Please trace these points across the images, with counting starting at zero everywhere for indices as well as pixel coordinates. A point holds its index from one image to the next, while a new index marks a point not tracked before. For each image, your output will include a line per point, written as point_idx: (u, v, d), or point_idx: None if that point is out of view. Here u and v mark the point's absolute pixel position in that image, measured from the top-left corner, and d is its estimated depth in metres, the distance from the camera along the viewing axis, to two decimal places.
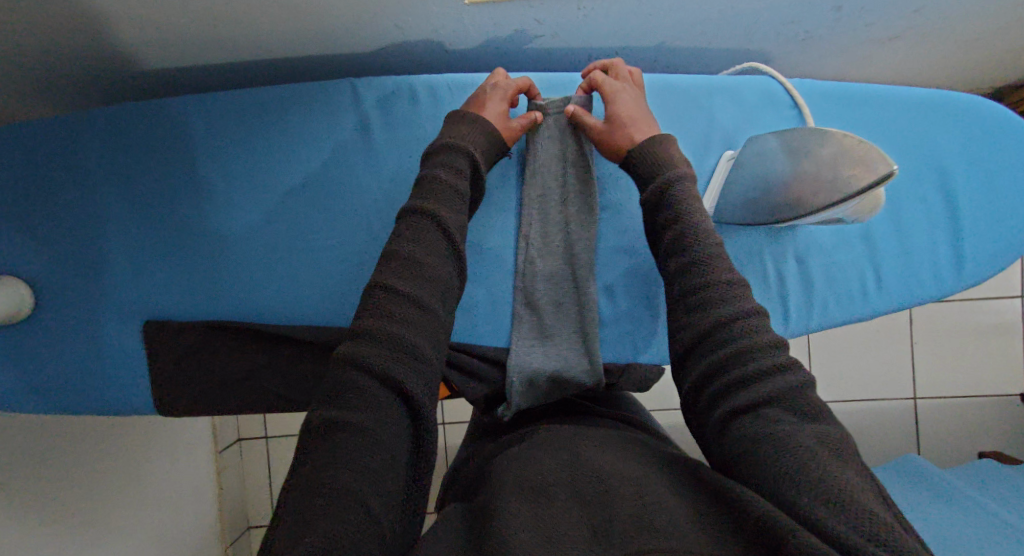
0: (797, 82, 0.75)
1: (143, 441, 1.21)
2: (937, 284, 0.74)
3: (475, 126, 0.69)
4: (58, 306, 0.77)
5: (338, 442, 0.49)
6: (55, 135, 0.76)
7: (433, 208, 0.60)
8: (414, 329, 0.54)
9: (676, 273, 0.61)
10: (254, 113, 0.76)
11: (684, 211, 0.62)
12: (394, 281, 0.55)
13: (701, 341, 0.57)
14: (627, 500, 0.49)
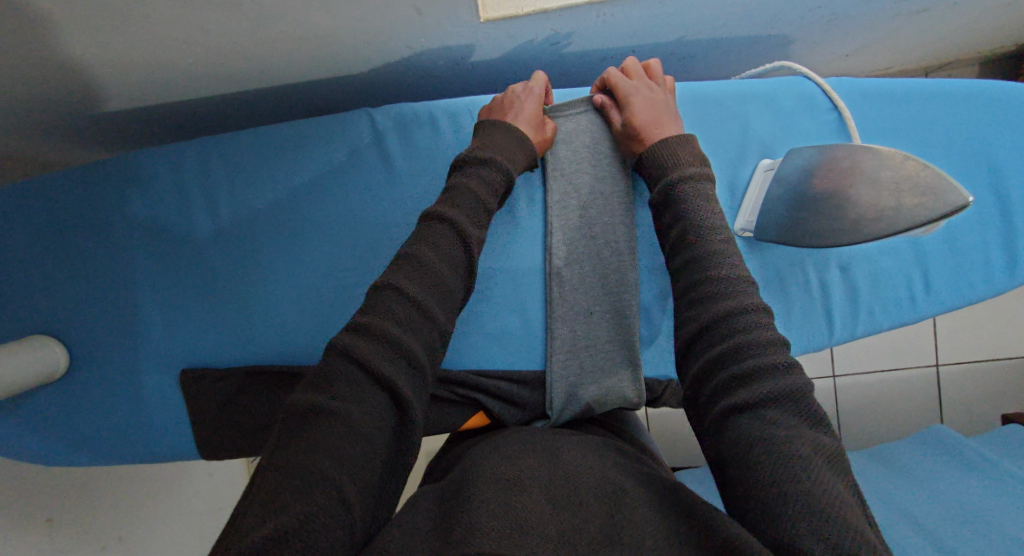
0: (836, 82, 0.72)
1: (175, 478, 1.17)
2: (989, 285, 0.73)
3: (512, 138, 0.68)
4: (90, 361, 0.76)
5: (321, 427, 0.48)
6: (70, 187, 0.74)
7: (459, 220, 0.60)
8: (413, 333, 0.53)
9: (678, 270, 0.60)
10: (271, 151, 0.74)
11: (689, 209, 0.61)
12: (404, 283, 0.55)
13: (701, 334, 0.55)
14: (599, 516, 0.48)
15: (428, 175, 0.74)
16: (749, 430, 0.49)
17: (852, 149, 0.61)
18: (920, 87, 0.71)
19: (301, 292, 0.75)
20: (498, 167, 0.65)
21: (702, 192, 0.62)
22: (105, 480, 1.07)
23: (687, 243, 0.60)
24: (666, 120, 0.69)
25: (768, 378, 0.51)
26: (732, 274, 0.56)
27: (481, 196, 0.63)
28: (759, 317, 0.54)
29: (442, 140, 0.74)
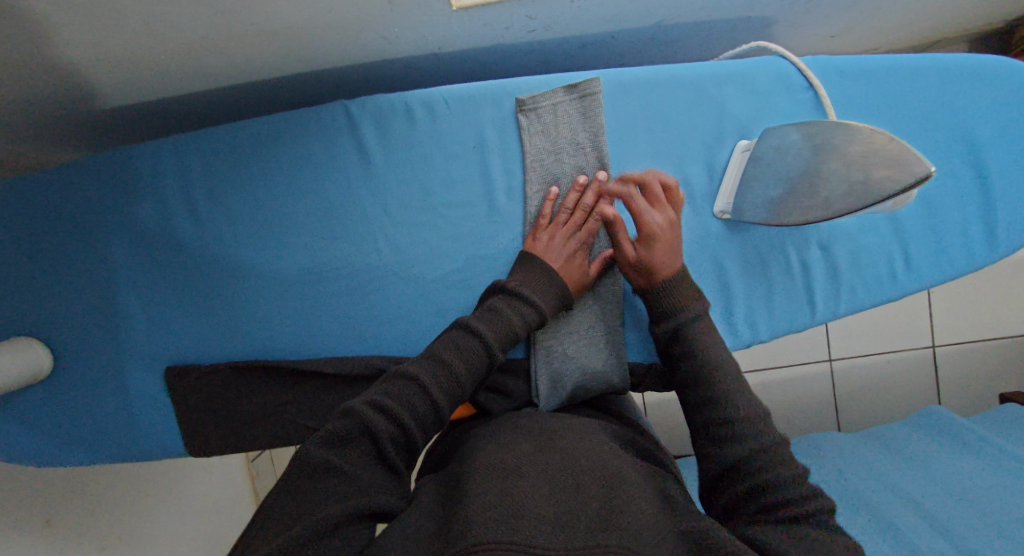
0: (811, 60, 0.72)
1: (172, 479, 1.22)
2: (969, 259, 0.73)
3: (544, 276, 0.69)
4: (74, 361, 0.76)
5: (324, 483, 0.51)
6: (48, 186, 0.74)
7: (485, 331, 0.61)
8: (423, 429, 0.56)
9: (692, 404, 0.59)
10: (245, 145, 0.73)
11: (696, 337, 0.61)
12: (427, 380, 0.57)
13: (723, 471, 0.55)
14: (598, 499, 0.49)
15: (405, 168, 0.74)
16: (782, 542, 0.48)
17: (823, 128, 0.63)
18: (895, 62, 0.71)
19: (285, 288, 0.75)
20: (535, 301, 0.66)
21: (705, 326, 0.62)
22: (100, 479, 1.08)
23: (698, 380, 0.59)
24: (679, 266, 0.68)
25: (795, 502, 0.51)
26: (745, 403, 0.56)
27: (511, 318, 0.64)
28: (760, 426, 0.55)
29: (418, 130, 0.73)
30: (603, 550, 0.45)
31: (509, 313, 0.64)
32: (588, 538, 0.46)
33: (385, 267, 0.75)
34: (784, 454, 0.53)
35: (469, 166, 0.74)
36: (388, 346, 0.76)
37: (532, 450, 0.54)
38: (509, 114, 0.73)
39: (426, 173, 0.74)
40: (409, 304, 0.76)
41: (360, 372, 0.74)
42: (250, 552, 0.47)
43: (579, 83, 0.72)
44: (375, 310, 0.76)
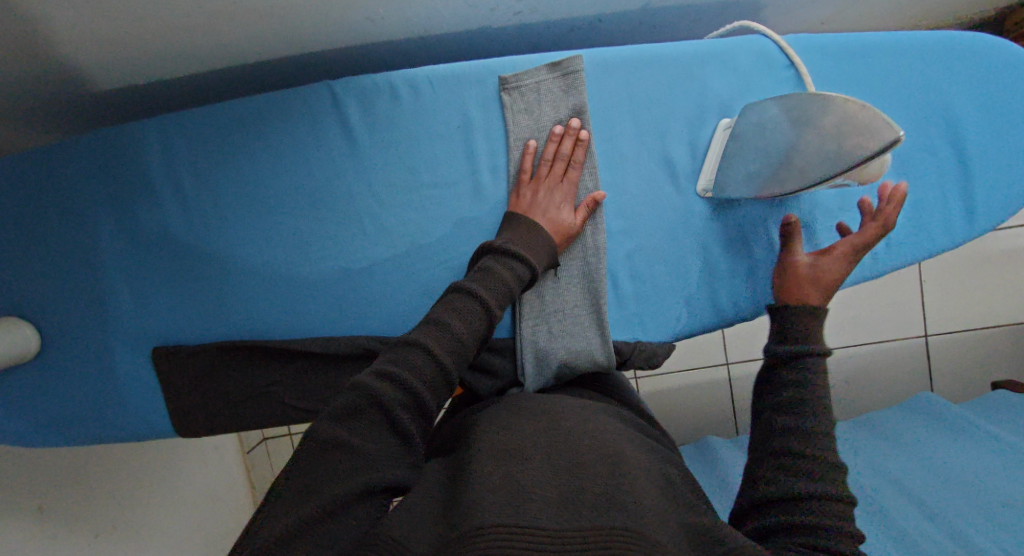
0: (793, 39, 0.72)
1: (158, 463, 1.25)
2: (949, 235, 0.74)
3: (532, 234, 0.68)
4: (62, 341, 0.76)
5: (331, 460, 0.50)
6: (35, 168, 0.74)
7: (483, 296, 0.60)
8: (431, 396, 0.55)
9: (775, 429, 0.53)
10: (231, 127, 0.74)
11: (805, 365, 0.56)
12: (429, 346, 0.55)
13: (788, 504, 0.49)
14: (603, 476, 0.49)
15: (390, 148, 0.74)
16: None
17: (800, 102, 0.63)
18: (875, 40, 0.71)
19: (272, 268, 0.76)
20: (527, 261, 0.65)
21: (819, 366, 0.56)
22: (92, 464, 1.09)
23: (793, 413, 0.53)
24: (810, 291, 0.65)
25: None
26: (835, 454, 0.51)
27: (507, 283, 0.62)
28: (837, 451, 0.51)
29: (402, 110, 0.74)
30: (608, 531, 0.44)
31: (502, 272, 0.63)
32: (594, 519, 0.45)
33: (371, 247, 0.76)
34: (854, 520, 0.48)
35: (454, 145, 0.74)
36: (375, 325, 0.77)
37: (537, 434, 0.54)
38: (492, 93, 0.74)
39: (411, 153, 0.74)
40: (396, 283, 0.76)
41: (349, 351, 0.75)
42: (256, 530, 0.47)
43: (562, 61, 0.72)
44: (362, 291, 0.76)
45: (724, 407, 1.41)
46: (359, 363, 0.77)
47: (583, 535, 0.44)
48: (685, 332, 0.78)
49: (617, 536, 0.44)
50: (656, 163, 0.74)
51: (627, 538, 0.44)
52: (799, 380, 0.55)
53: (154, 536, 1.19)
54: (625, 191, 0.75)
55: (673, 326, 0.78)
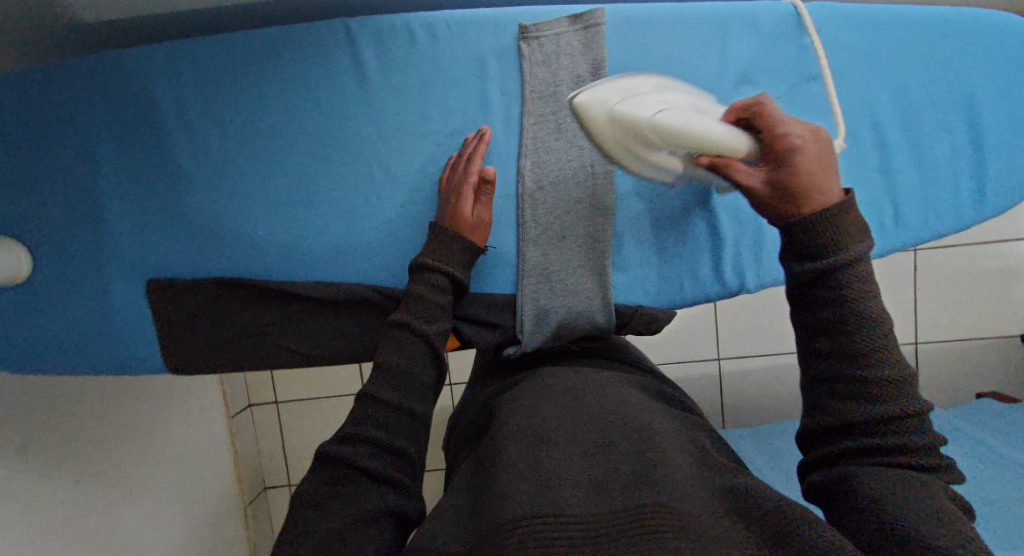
0: (817, 6, 0.72)
1: (138, 415, 1.23)
2: (959, 217, 0.75)
3: (452, 240, 0.68)
4: (56, 266, 0.75)
5: (327, 510, 0.53)
6: (37, 85, 0.72)
7: (414, 324, 0.62)
8: (396, 429, 0.57)
9: (827, 353, 0.51)
10: (242, 58, 0.72)
11: (839, 278, 0.50)
12: (376, 390, 0.58)
13: (855, 428, 0.49)
14: (632, 456, 0.51)
15: (404, 91, 0.73)
16: (917, 498, 0.45)
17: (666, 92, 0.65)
18: (898, 15, 0.73)
19: (275, 206, 0.75)
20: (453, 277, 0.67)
21: (862, 273, 0.51)
22: (75, 408, 1.07)
23: (842, 338, 0.50)
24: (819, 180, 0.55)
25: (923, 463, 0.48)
26: (895, 369, 0.49)
27: (438, 305, 0.65)
28: (892, 359, 0.49)
29: (418, 53, 0.73)
30: (641, 507, 0.46)
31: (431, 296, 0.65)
32: (625, 500, 0.47)
33: (377, 193, 0.75)
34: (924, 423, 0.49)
35: (468, 93, 0.73)
36: (375, 272, 0.76)
37: (560, 413, 0.56)
38: (511, 42, 0.73)
39: (425, 100, 0.73)
40: (400, 230, 0.75)
41: (348, 295, 0.75)
42: None
43: (584, 14, 0.72)
44: (366, 236, 0.75)
45: (712, 395, 1.41)
46: (358, 310, 0.76)
47: (614, 517, 0.46)
48: (686, 302, 0.78)
49: (651, 513, 0.45)
50: None
51: (661, 513, 0.45)
52: (838, 295, 0.50)
53: (133, 484, 1.19)
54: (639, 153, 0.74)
55: (678, 294, 0.78)
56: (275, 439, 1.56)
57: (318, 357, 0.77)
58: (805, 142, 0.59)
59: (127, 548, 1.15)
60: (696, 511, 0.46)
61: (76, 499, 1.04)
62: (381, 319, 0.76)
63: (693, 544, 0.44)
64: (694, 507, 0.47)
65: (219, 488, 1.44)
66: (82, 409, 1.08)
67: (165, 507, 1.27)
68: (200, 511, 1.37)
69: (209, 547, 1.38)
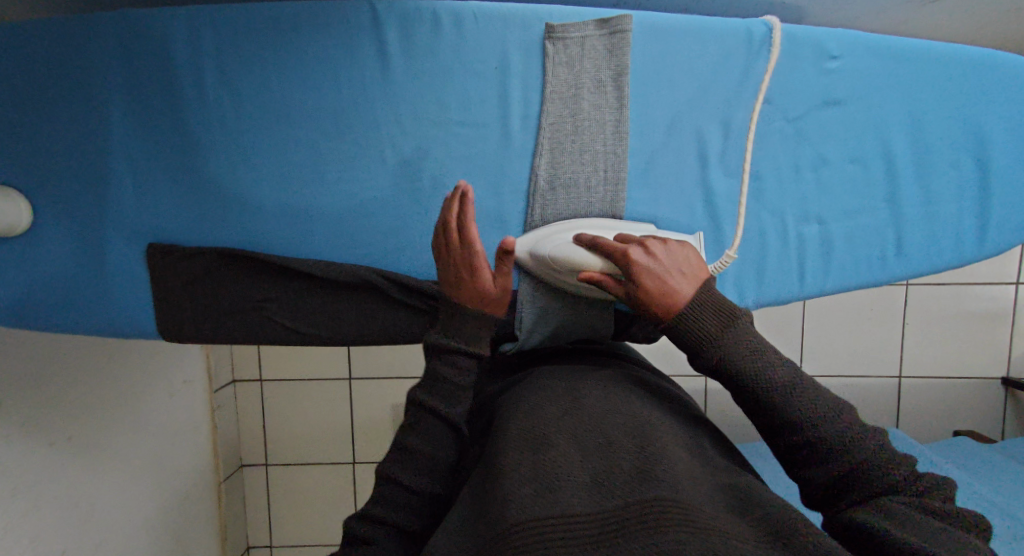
0: (843, 33, 0.73)
1: (121, 381, 1.21)
2: (960, 254, 0.77)
3: (480, 322, 0.66)
4: (55, 222, 0.74)
5: None
6: (53, 38, 0.71)
7: (437, 409, 0.62)
8: (418, 508, 0.60)
9: (774, 428, 0.55)
10: (262, 29, 0.71)
11: (740, 361, 0.55)
12: (399, 474, 0.60)
13: (837, 481, 0.52)
14: (632, 452, 0.53)
15: (424, 79, 0.73)
16: (916, 527, 0.48)
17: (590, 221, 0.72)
18: (920, 48, 0.73)
19: (282, 183, 0.74)
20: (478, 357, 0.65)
21: (754, 346, 0.55)
22: (56, 369, 1.05)
23: (762, 410, 0.55)
24: (667, 287, 0.59)
25: (906, 487, 0.51)
26: (833, 419, 0.53)
27: (462, 386, 0.63)
28: (823, 411, 0.53)
29: (442, 43, 0.72)
30: (644, 503, 0.49)
31: (446, 371, 0.63)
32: (628, 496, 0.50)
33: (388, 177, 0.74)
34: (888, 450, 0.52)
35: (488, 88, 0.73)
36: (379, 257, 0.76)
37: (560, 415, 0.58)
38: (536, 40, 0.73)
39: (445, 89, 0.73)
40: (407, 217, 0.75)
41: (350, 278, 0.74)
42: None
43: (612, 18, 0.72)
44: (372, 222, 0.75)
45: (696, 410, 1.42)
46: (359, 292, 0.76)
47: (619, 512, 0.49)
48: None
49: (655, 506, 0.48)
50: (688, 137, 0.74)
51: (665, 508, 0.48)
52: (745, 371, 0.54)
53: (108, 451, 1.17)
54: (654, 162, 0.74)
55: None
56: (254, 418, 1.54)
57: (314, 338, 0.76)
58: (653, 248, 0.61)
59: (97, 514, 1.14)
60: (702, 510, 0.48)
61: (50, 461, 1.03)
62: (381, 304, 0.76)
63: (695, 531, 0.46)
64: (693, 496, 0.49)
65: (196, 461, 1.43)
66: (63, 371, 1.07)
67: (138, 477, 1.25)
68: (173, 485, 1.35)
69: (180, 519, 1.38)
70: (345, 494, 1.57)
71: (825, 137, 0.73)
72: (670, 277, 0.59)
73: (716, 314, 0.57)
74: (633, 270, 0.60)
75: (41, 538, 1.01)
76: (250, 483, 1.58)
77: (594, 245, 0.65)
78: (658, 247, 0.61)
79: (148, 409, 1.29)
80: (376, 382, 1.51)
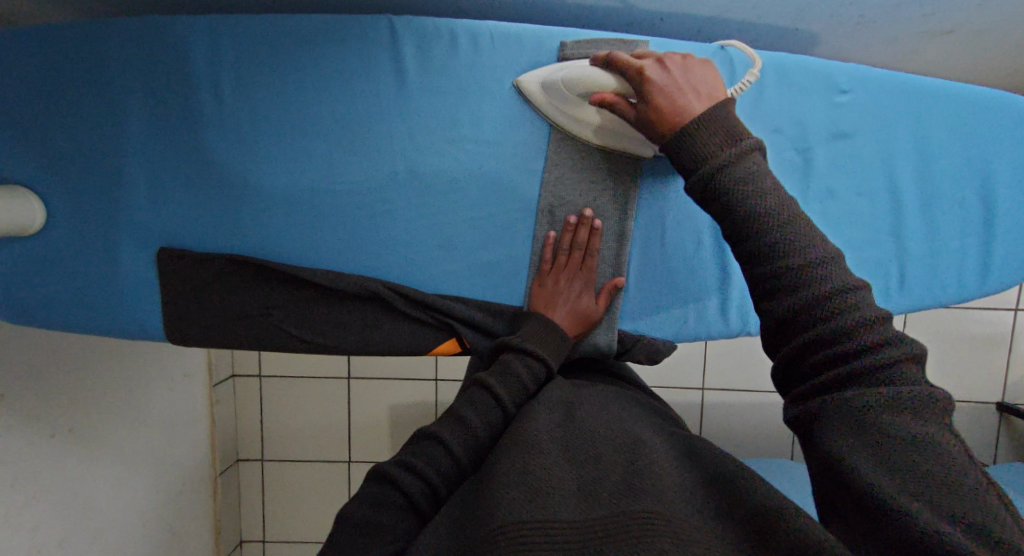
0: (854, 68, 0.73)
1: (123, 374, 1.23)
2: (962, 288, 0.78)
3: (547, 326, 0.72)
4: (67, 223, 0.75)
5: (378, 505, 0.60)
6: (73, 43, 0.72)
7: (497, 390, 0.65)
8: (445, 474, 0.62)
9: (749, 256, 0.53)
10: (281, 40, 0.72)
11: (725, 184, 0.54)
12: (443, 435, 0.63)
13: (796, 325, 0.51)
14: (622, 465, 0.54)
15: (439, 94, 0.73)
16: (871, 441, 0.47)
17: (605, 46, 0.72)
18: (930, 86, 0.74)
19: (293, 192, 0.75)
20: (544, 360, 0.69)
21: (746, 172, 0.54)
22: (59, 363, 1.06)
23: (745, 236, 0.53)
24: (679, 99, 0.60)
25: (875, 364, 0.48)
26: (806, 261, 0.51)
27: (523, 381, 0.67)
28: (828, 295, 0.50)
29: (459, 59, 0.73)
30: (628, 513, 0.50)
31: (520, 368, 0.68)
32: (612, 507, 0.51)
33: (399, 189, 0.75)
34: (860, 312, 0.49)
35: (503, 106, 0.74)
36: (387, 269, 0.77)
37: (552, 427, 0.58)
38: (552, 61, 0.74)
39: (458, 104, 0.74)
40: (417, 229, 0.76)
41: (356, 288, 0.75)
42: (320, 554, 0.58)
43: (631, 43, 0.73)
44: (381, 232, 0.76)
45: (691, 425, 1.42)
46: (365, 303, 0.77)
47: (600, 522, 0.50)
48: (689, 336, 0.81)
49: (637, 518, 0.49)
50: None
51: (647, 519, 0.49)
52: (732, 193, 0.53)
53: (109, 443, 1.19)
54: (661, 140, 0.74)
55: (679, 328, 0.80)
56: (252, 415, 1.55)
57: (319, 346, 0.77)
58: (668, 67, 0.62)
59: (95, 506, 1.15)
60: (684, 523, 0.50)
61: (51, 452, 1.04)
62: (387, 315, 0.77)
63: (677, 549, 0.48)
64: (678, 513, 0.50)
65: (193, 456, 1.44)
66: (65, 365, 1.08)
67: (137, 469, 1.26)
68: (170, 478, 1.36)
69: (177, 514, 1.38)
70: (339, 494, 1.57)
71: (834, 168, 0.74)
72: (685, 93, 0.60)
73: (717, 135, 0.56)
74: (647, 87, 0.62)
75: (40, 528, 1.02)
76: (245, 480, 1.58)
77: (611, 62, 0.65)
78: (673, 66, 0.62)
79: (148, 401, 1.30)
80: (376, 384, 1.52)
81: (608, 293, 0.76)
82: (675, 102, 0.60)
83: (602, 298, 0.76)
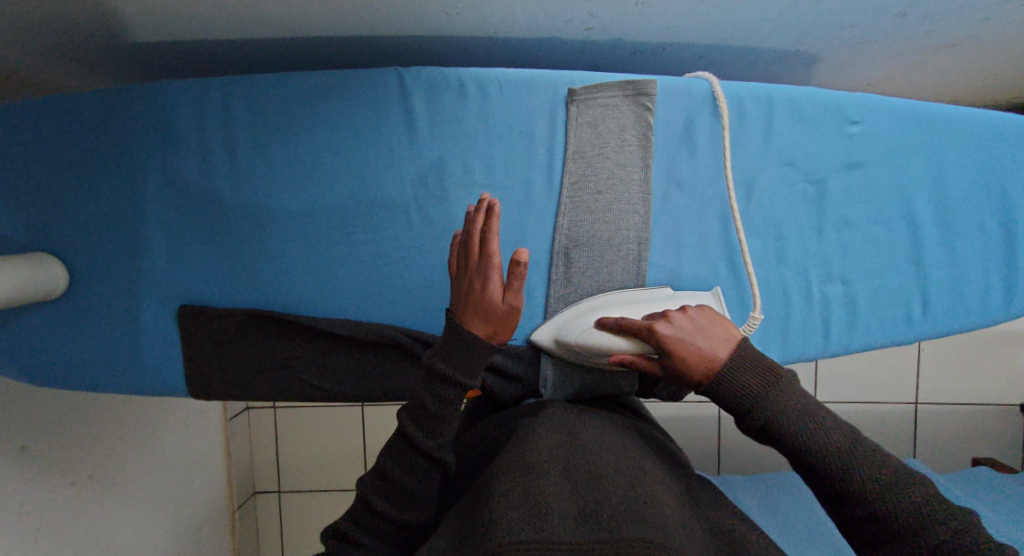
0: (864, 98, 0.74)
1: (139, 417, 1.23)
2: (987, 311, 0.77)
3: (453, 334, 0.62)
4: (88, 285, 0.76)
5: None
6: (87, 112, 0.73)
7: (412, 433, 0.61)
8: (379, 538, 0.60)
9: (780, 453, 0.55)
10: (289, 98, 0.73)
11: (768, 408, 0.54)
12: (371, 496, 0.61)
13: (847, 508, 0.52)
14: (621, 488, 0.54)
15: (449, 141, 0.74)
16: None
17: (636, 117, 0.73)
18: (943, 113, 0.74)
19: (308, 243, 0.75)
20: (457, 384, 0.61)
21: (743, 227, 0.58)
22: (75, 415, 1.07)
23: None
24: (701, 354, 0.58)
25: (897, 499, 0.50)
26: (867, 469, 0.51)
27: (440, 413, 0.61)
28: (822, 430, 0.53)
29: (467, 107, 0.74)
30: (624, 539, 0.50)
31: (430, 399, 0.61)
32: (612, 532, 0.51)
33: (413, 238, 0.75)
34: (887, 473, 0.51)
35: (514, 151, 0.74)
36: (405, 317, 0.77)
37: (553, 446, 0.58)
38: (560, 104, 0.74)
39: (468, 150, 0.74)
40: (432, 276, 0.76)
41: (372, 338, 0.75)
42: None
43: (638, 81, 0.73)
44: (398, 281, 0.76)
45: (711, 441, 1.41)
46: (382, 351, 0.77)
47: (601, 547, 0.50)
48: None
49: (635, 545, 0.50)
50: (712, 201, 0.75)
51: (645, 546, 0.49)
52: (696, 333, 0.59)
53: (129, 488, 1.19)
54: (682, 257, 0.75)
55: None
56: (269, 452, 1.55)
57: (339, 396, 0.77)
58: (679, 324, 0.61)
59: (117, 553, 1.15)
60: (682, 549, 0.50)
61: (73, 502, 1.05)
62: (404, 362, 0.77)
63: None
64: (679, 542, 0.50)
65: (212, 496, 1.43)
66: (81, 417, 1.08)
67: (158, 512, 1.27)
68: (191, 519, 1.36)
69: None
70: None
71: (849, 200, 0.74)
72: (703, 340, 0.59)
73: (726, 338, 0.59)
74: (662, 342, 0.60)
75: None
76: (264, 516, 1.58)
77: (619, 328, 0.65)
78: (680, 319, 0.61)
79: (165, 443, 1.30)
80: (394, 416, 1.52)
81: (516, 276, 0.63)
82: (698, 361, 0.58)
83: (512, 280, 0.63)
